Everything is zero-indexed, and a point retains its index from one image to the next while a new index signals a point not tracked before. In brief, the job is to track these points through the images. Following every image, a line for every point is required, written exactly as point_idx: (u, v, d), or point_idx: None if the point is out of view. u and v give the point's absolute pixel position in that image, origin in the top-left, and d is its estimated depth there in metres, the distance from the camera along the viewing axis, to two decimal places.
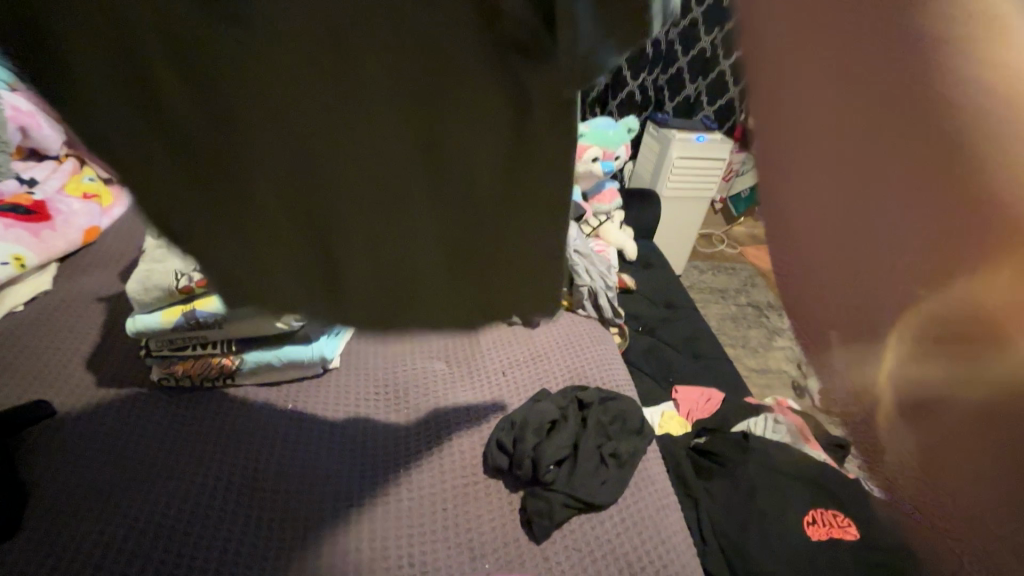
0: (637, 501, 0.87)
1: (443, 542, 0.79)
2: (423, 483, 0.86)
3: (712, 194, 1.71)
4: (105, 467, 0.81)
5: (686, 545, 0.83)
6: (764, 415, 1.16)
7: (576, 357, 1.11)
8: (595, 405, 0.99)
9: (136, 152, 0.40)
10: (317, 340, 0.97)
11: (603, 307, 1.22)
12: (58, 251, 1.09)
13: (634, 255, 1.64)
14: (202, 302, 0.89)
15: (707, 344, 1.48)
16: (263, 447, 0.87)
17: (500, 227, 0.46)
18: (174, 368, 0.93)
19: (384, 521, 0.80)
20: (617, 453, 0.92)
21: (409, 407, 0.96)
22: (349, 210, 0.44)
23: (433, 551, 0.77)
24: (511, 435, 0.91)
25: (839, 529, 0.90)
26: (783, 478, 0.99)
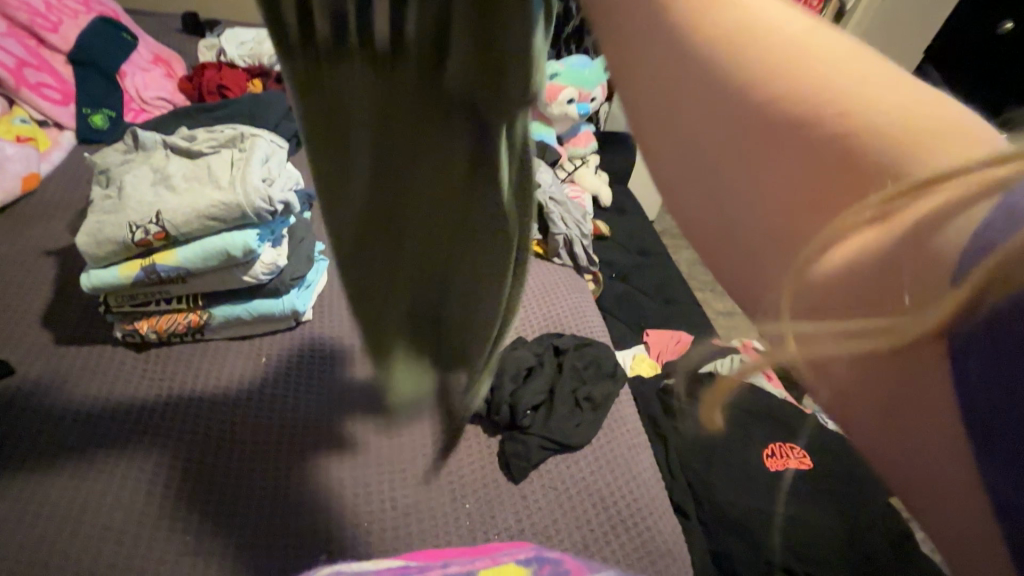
0: (610, 441, 0.91)
1: (397, 495, 0.79)
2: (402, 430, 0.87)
3: None
4: (73, 426, 0.79)
5: (655, 478, 0.89)
6: (730, 357, 1.32)
7: (552, 306, 1.12)
8: (570, 351, 1.01)
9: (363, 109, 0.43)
10: (288, 293, 0.96)
11: (578, 255, 1.23)
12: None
13: (607, 202, 1.87)
14: (162, 255, 0.85)
15: (677, 291, 1.71)
16: (238, 399, 0.86)
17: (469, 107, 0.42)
18: (138, 325, 0.89)
19: (367, 471, 0.81)
20: (591, 396, 0.95)
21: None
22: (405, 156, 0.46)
23: (391, 498, 0.79)
24: (488, 383, 0.93)
25: (794, 459, 0.99)
26: (744, 413, 1.07)
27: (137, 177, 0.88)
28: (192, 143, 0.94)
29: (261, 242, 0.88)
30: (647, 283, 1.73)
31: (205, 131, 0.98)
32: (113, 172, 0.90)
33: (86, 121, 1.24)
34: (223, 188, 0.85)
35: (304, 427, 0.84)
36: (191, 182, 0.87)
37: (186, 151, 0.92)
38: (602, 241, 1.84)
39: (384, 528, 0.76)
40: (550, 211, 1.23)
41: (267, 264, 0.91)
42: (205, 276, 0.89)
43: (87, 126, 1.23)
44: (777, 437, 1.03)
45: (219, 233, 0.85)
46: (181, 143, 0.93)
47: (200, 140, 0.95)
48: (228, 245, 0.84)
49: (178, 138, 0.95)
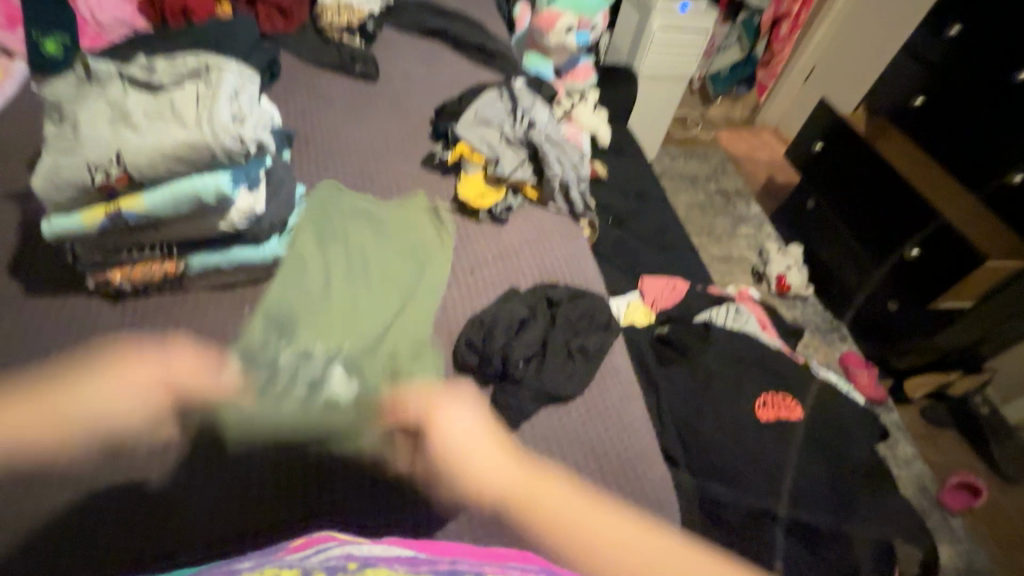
0: (602, 392, 0.90)
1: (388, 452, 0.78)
2: (394, 379, 0.85)
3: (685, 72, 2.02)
4: (54, 380, 0.77)
5: (645, 429, 0.89)
6: (725, 306, 1.30)
7: (547, 255, 1.08)
8: (564, 301, 0.98)
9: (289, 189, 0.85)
10: (268, 241, 0.92)
11: (575, 201, 1.18)
12: (75, 439, 0.69)
13: (605, 142, 1.79)
14: (128, 200, 0.79)
15: (673, 237, 1.71)
16: (222, 351, 0.84)
17: None
18: (110, 275, 0.85)
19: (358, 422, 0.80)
20: (584, 348, 0.93)
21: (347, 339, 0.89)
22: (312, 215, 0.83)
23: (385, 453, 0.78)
24: (480, 334, 0.91)
25: (785, 410, 1.01)
26: (737, 363, 1.08)
27: (94, 114, 0.80)
28: (267, 362, 0.82)
29: (236, 187, 0.82)
30: (643, 228, 1.72)
31: (265, 339, 0.86)
32: (66, 107, 0.82)
33: (39, 48, 1.12)
34: (189, 127, 0.78)
35: (292, 379, 0.82)
36: (154, 119, 0.80)
37: (270, 365, 0.82)
38: (597, 184, 1.77)
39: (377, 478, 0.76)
40: (546, 152, 1.16)
41: (243, 211, 0.85)
42: (178, 223, 0.84)
43: (41, 55, 1.12)
44: (769, 387, 1.05)
45: (188, 176, 0.79)
46: (276, 373, 0.81)
47: (282, 345, 0.85)
48: (198, 189, 0.78)
49: (251, 356, 0.83)
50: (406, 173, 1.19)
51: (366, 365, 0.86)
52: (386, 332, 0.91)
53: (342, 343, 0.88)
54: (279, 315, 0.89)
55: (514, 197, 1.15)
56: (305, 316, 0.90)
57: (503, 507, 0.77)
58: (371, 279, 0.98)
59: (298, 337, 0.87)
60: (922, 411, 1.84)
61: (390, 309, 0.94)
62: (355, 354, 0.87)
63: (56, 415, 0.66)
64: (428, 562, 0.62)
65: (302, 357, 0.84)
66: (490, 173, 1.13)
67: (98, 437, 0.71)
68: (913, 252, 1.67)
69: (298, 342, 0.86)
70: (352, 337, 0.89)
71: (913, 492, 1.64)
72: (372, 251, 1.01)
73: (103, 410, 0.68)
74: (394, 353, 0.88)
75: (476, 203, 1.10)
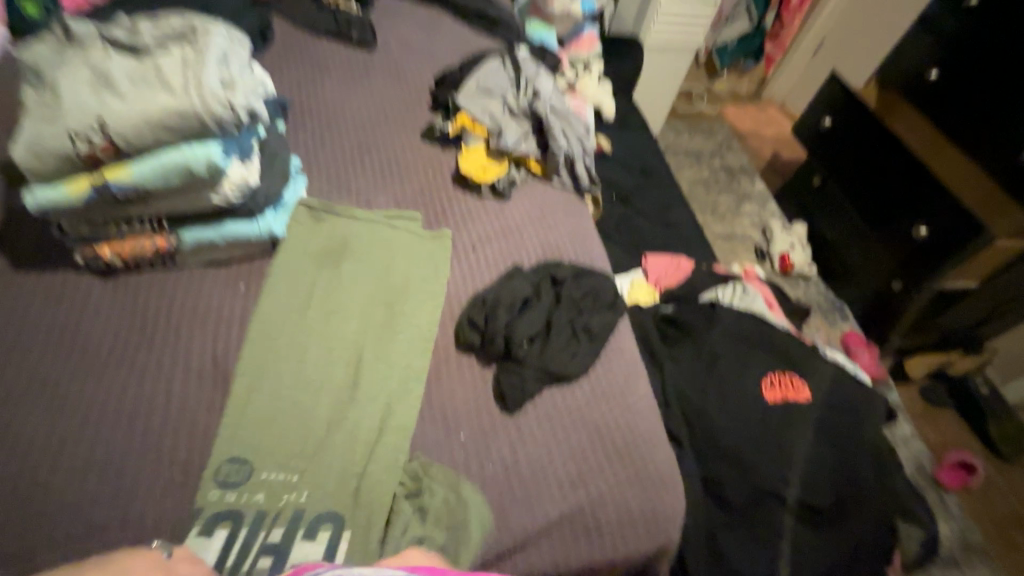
0: (606, 372, 0.88)
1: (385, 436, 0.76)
2: (395, 360, 0.82)
3: (693, 44, 1.95)
4: (44, 358, 0.75)
5: (650, 410, 0.87)
6: (732, 286, 1.28)
7: (551, 231, 1.05)
8: (569, 280, 0.95)
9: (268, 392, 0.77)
10: (263, 215, 0.89)
11: (579, 175, 1.15)
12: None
13: (610, 116, 1.74)
14: (114, 172, 0.75)
15: (677, 214, 1.68)
16: (218, 328, 0.82)
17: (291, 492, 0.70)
18: (100, 250, 0.82)
19: (357, 401, 0.78)
20: (589, 327, 0.91)
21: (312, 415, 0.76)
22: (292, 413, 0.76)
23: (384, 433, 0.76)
24: (482, 313, 0.88)
25: (792, 391, 0.99)
26: (743, 344, 1.06)
27: (74, 78, 0.76)
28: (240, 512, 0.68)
29: (227, 159, 0.78)
30: (648, 205, 1.69)
31: (226, 490, 0.68)
32: (45, 71, 0.77)
33: (16, 9, 1.06)
34: (176, 93, 0.74)
35: (269, 420, 0.75)
36: (139, 85, 0.75)
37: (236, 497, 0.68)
38: (601, 159, 1.73)
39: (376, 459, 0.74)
40: (550, 124, 1.12)
41: (236, 184, 0.82)
42: (168, 197, 0.81)
43: (18, 16, 1.06)
44: (776, 368, 1.03)
45: (177, 147, 0.76)
46: (254, 544, 0.66)
47: (249, 494, 0.69)
48: (187, 161, 0.74)
49: (219, 526, 0.66)
50: (405, 146, 1.14)
51: (360, 490, 0.71)
52: (375, 432, 0.76)
53: (320, 464, 0.72)
54: (235, 446, 0.72)
55: (517, 171, 1.12)
56: (264, 439, 0.73)
57: (506, 486, 0.75)
58: (344, 350, 0.82)
59: (263, 474, 0.71)
60: (923, 391, 1.83)
61: (371, 390, 0.79)
62: (341, 473, 0.72)
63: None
64: None
65: (280, 509, 0.69)
66: (492, 146, 1.09)
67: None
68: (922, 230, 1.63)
69: (269, 483, 0.70)
70: (325, 446, 0.73)
71: (913, 470, 1.64)
72: (348, 298, 0.88)
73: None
74: (385, 456, 0.73)
75: (478, 177, 1.07)
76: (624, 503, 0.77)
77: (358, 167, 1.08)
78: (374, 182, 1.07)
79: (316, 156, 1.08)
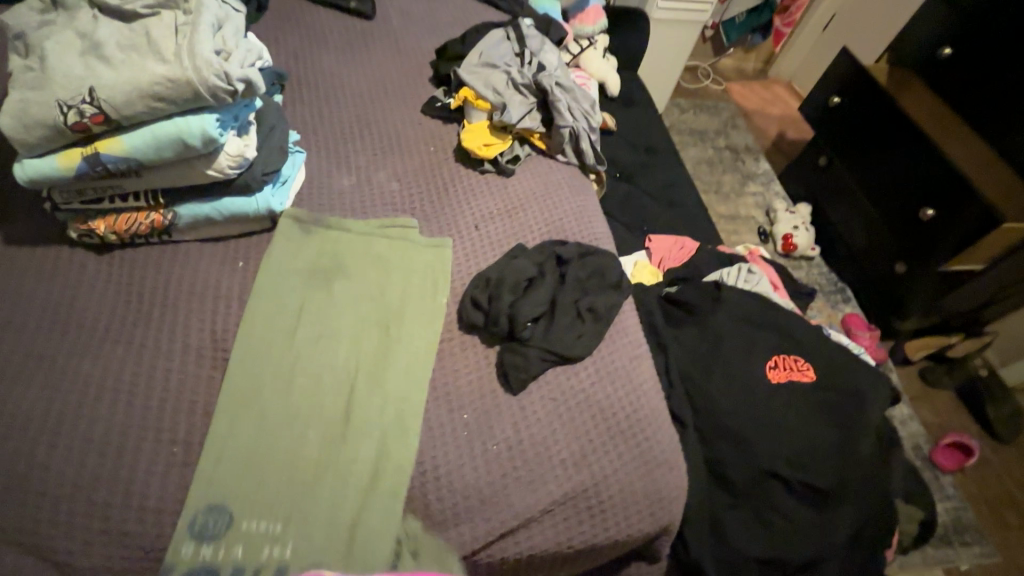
0: (611, 352, 0.87)
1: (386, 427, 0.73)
2: (395, 361, 0.78)
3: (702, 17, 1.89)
4: (40, 333, 0.73)
5: (655, 391, 0.86)
6: (737, 266, 1.26)
7: (555, 209, 1.03)
8: (573, 260, 0.94)
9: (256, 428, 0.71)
10: (261, 190, 0.86)
11: (585, 152, 1.12)
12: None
13: (614, 92, 1.70)
14: (106, 144, 0.73)
15: (682, 193, 1.65)
16: (217, 305, 0.80)
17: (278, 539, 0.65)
18: (93, 225, 0.80)
19: (350, 436, 0.72)
20: (594, 307, 0.89)
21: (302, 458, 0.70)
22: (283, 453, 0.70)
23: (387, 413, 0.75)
24: (486, 293, 0.87)
25: (798, 372, 0.99)
26: (748, 325, 1.05)
27: (61, 45, 0.73)
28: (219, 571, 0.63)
29: (223, 132, 0.76)
30: (652, 183, 1.66)
31: (205, 542, 0.63)
32: (30, 37, 0.74)
33: None
34: (168, 62, 0.71)
35: (254, 459, 0.69)
36: (128, 53, 0.72)
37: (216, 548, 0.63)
38: (605, 137, 1.69)
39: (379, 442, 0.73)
40: (555, 98, 1.09)
41: (233, 156, 0.79)
42: (162, 170, 0.78)
43: None
44: (781, 349, 1.02)
45: (171, 119, 0.73)
46: None
47: (228, 547, 0.64)
48: (182, 134, 0.72)
49: None
50: (406, 120, 1.11)
51: (354, 538, 0.66)
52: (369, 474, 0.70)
53: (306, 512, 0.67)
54: (217, 494, 0.66)
55: (521, 147, 1.09)
56: (248, 483, 0.67)
57: (510, 467, 0.75)
58: (336, 376, 0.76)
59: (247, 521, 0.65)
60: (922, 373, 1.84)
61: (365, 423, 0.73)
62: (331, 517, 0.67)
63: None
64: None
65: (263, 562, 0.64)
66: (495, 121, 1.06)
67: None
68: (928, 212, 1.60)
69: (252, 532, 0.65)
70: (317, 485, 0.68)
71: (910, 451, 1.64)
72: (343, 322, 0.81)
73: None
74: (381, 501, 0.68)
75: (481, 152, 1.04)
76: (628, 483, 0.77)
77: (357, 142, 1.05)
78: (374, 157, 1.04)
79: (315, 130, 1.05)
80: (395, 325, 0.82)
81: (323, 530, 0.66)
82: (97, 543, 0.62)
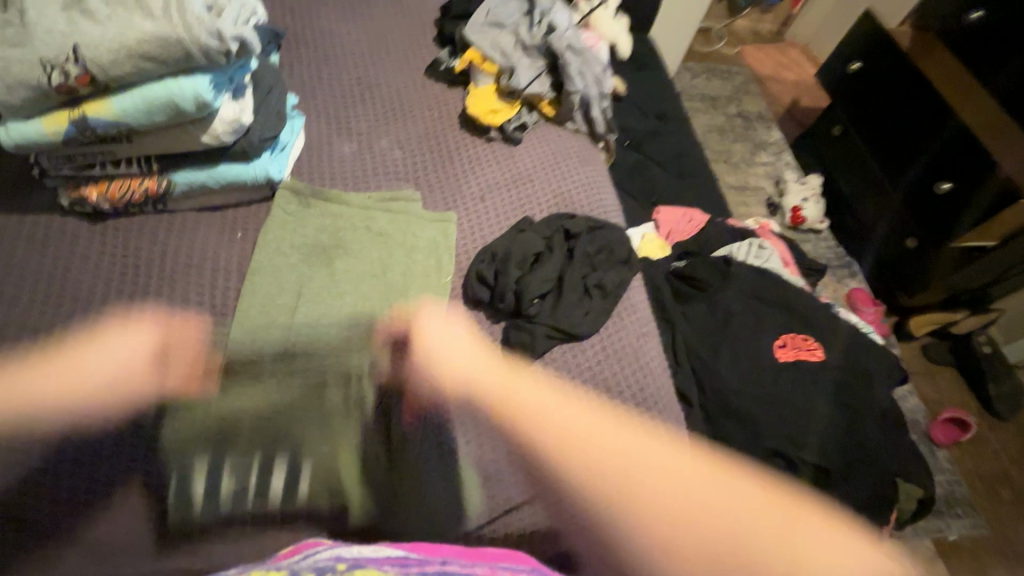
0: (618, 330, 0.86)
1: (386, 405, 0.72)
2: (397, 334, 0.76)
3: None
4: (33, 304, 0.72)
5: (661, 369, 0.85)
6: (748, 242, 1.23)
7: (564, 180, 0.99)
8: (582, 233, 0.91)
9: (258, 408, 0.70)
10: (258, 157, 0.83)
11: (595, 121, 1.07)
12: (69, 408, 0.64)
13: (625, 56, 1.63)
14: (92, 106, 0.69)
15: (692, 164, 1.60)
16: (215, 278, 0.78)
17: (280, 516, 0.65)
18: (86, 193, 0.78)
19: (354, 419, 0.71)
20: (602, 283, 0.87)
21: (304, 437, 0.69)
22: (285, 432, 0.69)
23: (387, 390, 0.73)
24: (492, 268, 0.84)
25: (806, 351, 0.98)
26: (756, 302, 1.04)
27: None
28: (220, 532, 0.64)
29: (218, 95, 0.72)
30: (661, 153, 1.61)
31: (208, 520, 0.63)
32: None
33: None
34: (155, 18, 0.66)
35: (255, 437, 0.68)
36: (114, 8, 0.67)
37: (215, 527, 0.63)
38: (615, 103, 1.63)
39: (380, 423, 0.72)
40: (566, 62, 1.03)
41: (228, 122, 0.76)
42: (154, 135, 0.75)
43: None
44: (789, 328, 1.01)
45: (161, 80, 0.69)
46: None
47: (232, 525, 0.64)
48: (174, 96, 0.68)
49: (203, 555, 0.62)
50: (408, 83, 1.06)
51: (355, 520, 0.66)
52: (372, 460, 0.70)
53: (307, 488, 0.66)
54: (217, 459, 0.66)
55: (528, 114, 1.05)
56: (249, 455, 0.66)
57: (515, 445, 0.74)
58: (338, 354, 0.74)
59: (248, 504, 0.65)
60: (926, 350, 1.83)
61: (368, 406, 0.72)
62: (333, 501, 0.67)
63: (25, 391, 0.64)
64: (417, 562, 0.51)
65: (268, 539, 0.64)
66: (503, 85, 1.01)
67: (112, 390, 0.66)
68: (946, 185, 1.55)
69: (255, 512, 0.65)
70: (316, 462, 0.67)
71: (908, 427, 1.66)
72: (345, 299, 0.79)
73: (118, 355, 0.68)
74: (384, 484, 0.68)
75: (488, 120, 1.00)
76: None
77: (358, 106, 1.01)
78: (376, 123, 0.99)
79: (313, 93, 1.01)
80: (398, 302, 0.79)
81: (322, 505, 0.66)
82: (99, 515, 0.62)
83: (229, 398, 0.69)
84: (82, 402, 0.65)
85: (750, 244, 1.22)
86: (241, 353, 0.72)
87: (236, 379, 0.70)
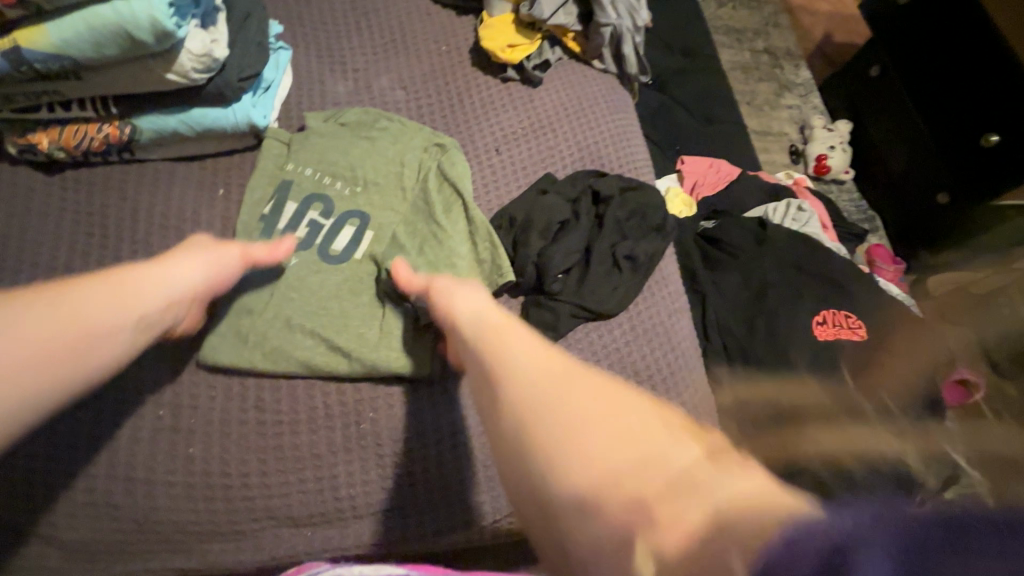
0: (649, 308, 0.77)
1: (394, 394, 0.66)
2: (423, 221, 0.74)
3: None
4: None
5: (694, 350, 0.77)
6: (786, 201, 1.12)
7: (591, 130, 0.87)
8: (612, 195, 0.81)
9: (255, 394, 0.65)
10: (239, 100, 0.70)
11: (628, 60, 0.93)
12: (136, 336, 0.53)
13: None
14: (26, 34, 0.57)
15: (721, 109, 1.45)
16: None
17: (280, 513, 0.61)
18: (35, 139, 0.66)
19: (361, 406, 0.65)
20: (633, 256, 0.77)
21: (306, 429, 0.64)
22: (285, 421, 0.64)
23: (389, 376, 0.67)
24: (510, 237, 0.76)
25: (848, 330, 0.91)
26: (795, 273, 0.95)
27: None
28: (245, 343, 0.65)
29: (183, 22, 0.59)
30: (689, 95, 1.45)
31: (205, 517, 0.60)
32: None
33: None
34: None
35: (253, 427, 0.63)
36: None
37: (213, 525, 0.60)
38: None
39: (389, 408, 0.66)
40: None
41: (197, 56, 0.63)
42: (109, 72, 0.62)
43: None
44: (828, 302, 0.93)
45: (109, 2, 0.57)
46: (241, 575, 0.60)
47: (231, 521, 0.60)
48: (124, 24, 0.56)
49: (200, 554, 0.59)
50: (410, 9, 0.90)
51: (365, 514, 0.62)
52: (378, 453, 0.64)
53: (343, 309, 0.68)
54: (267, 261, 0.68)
55: (551, 50, 0.90)
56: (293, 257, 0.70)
57: None
58: (391, 198, 0.75)
59: (245, 501, 0.61)
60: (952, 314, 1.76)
61: (375, 392, 0.66)
62: (338, 496, 0.62)
63: (82, 315, 0.49)
64: None
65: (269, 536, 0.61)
66: (522, 15, 0.86)
67: (123, 301, 0.52)
68: (992, 137, 1.26)
69: (252, 507, 0.61)
70: (322, 446, 0.63)
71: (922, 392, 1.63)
72: (346, 269, 0.70)
73: (178, 273, 0.57)
74: (393, 478, 0.63)
75: (504, 55, 0.85)
76: None
77: (353, 36, 0.86)
78: (374, 57, 0.85)
79: (297, 20, 0.86)
80: (443, 155, 0.77)
81: (322, 502, 0.62)
82: (83, 512, 0.58)
83: (232, 360, 0.64)
84: (101, 326, 0.50)
85: (787, 205, 1.11)
86: (233, 330, 0.65)
87: (234, 356, 0.64)
